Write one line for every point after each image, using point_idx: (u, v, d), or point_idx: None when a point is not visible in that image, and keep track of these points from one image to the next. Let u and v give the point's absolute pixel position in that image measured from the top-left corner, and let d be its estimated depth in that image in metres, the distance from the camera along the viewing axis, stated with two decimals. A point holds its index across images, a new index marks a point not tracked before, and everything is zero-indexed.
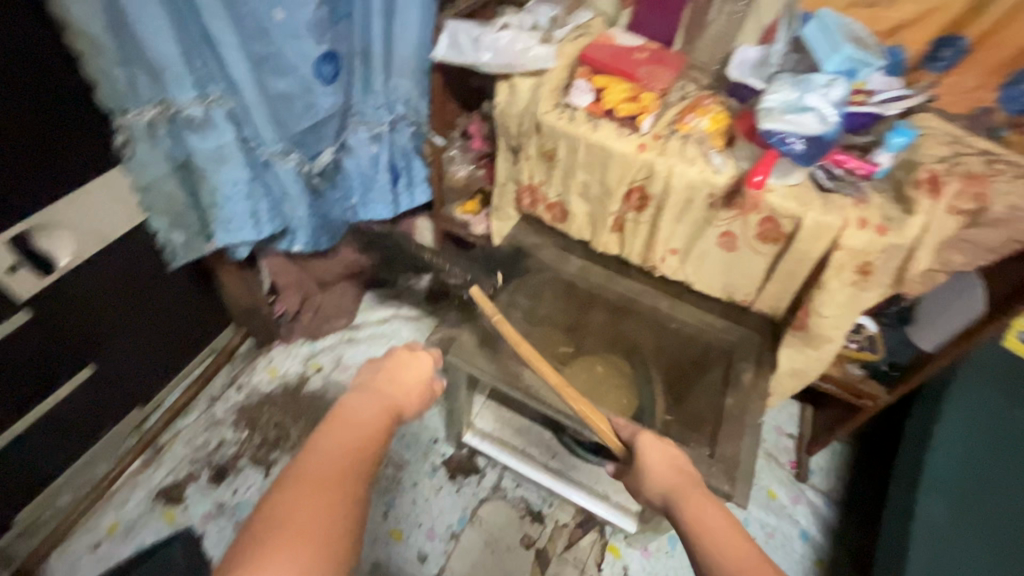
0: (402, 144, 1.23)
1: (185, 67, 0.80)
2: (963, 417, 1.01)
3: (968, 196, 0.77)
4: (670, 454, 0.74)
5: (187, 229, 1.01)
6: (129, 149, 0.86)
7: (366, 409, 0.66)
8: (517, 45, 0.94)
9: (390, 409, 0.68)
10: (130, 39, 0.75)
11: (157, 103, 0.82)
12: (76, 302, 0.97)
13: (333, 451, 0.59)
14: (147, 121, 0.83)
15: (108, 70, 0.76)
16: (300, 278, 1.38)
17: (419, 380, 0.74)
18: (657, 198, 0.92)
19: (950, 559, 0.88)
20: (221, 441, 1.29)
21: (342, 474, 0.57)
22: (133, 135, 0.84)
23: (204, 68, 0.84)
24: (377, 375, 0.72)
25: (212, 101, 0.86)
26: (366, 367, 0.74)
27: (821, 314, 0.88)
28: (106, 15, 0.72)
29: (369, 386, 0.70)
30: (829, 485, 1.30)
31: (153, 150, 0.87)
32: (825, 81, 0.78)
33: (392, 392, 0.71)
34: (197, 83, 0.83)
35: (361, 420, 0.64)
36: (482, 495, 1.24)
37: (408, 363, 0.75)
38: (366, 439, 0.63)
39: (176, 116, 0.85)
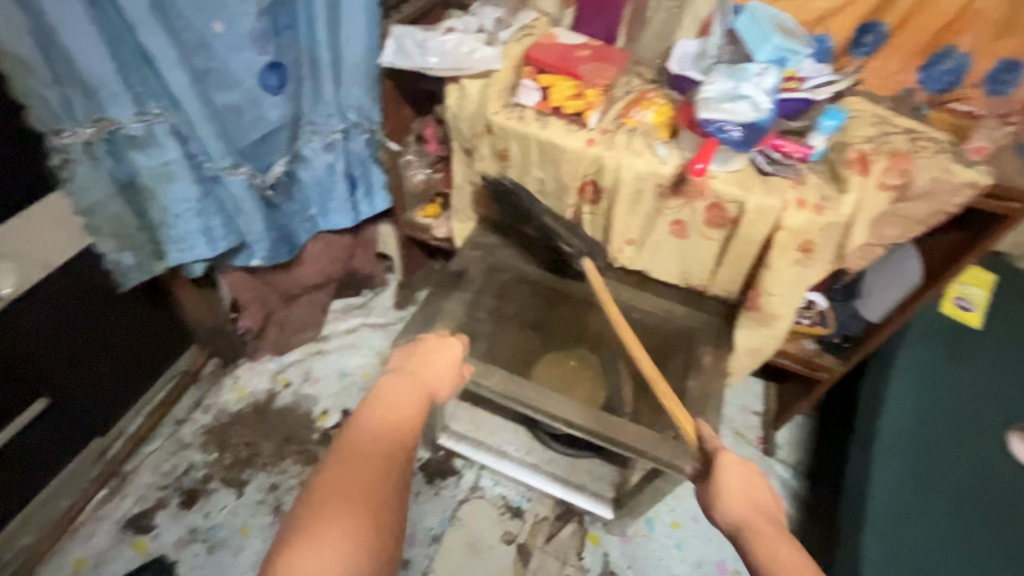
0: (359, 153, 1.23)
1: (122, 84, 0.79)
2: (910, 379, 1.07)
3: (895, 171, 0.82)
4: (747, 484, 0.71)
5: (139, 251, 0.96)
6: (68, 170, 0.82)
7: (405, 390, 0.72)
8: (463, 47, 0.95)
9: (427, 390, 0.74)
10: (60, 56, 0.73)
11: (95, 122, 0.80)
12: (29, 334, 0.94)
13: (378, 427, 0.65)
14: (84, 141, 0.80)
15: (38, 90, 0.73)
16: (263, 293, 1.35)
17: (450, 365, 0.80)
18: (609, 191, 0.94)
19: (899, 514, 0.94)
20: (190, 465, 1.26)
21: (389, 448, 0.64)
22: (70, 156, 0.81)
23: (144, 85, 0.82)
24: (410, 361, 0.78)
25: (153, 118, 0.84)
26: (400, 353, 0.80)
27: (771, 293, 0.92)
28: (34, 34, 0.70)
29: (405, 370, 0.75)
30: (795, 458, 1.36)
31: (95, 171, 0.84)
32: (757, 70, 0.81)
33: (427, 375, 0.77)
34: (136, 100, 0.82)
35: (402, 400, 0.70)
36: (461, 497, 1.25)
37: (438, 349, 0.81)
38: (406, 419, 0.68)
39: (117, 135, 0.83)
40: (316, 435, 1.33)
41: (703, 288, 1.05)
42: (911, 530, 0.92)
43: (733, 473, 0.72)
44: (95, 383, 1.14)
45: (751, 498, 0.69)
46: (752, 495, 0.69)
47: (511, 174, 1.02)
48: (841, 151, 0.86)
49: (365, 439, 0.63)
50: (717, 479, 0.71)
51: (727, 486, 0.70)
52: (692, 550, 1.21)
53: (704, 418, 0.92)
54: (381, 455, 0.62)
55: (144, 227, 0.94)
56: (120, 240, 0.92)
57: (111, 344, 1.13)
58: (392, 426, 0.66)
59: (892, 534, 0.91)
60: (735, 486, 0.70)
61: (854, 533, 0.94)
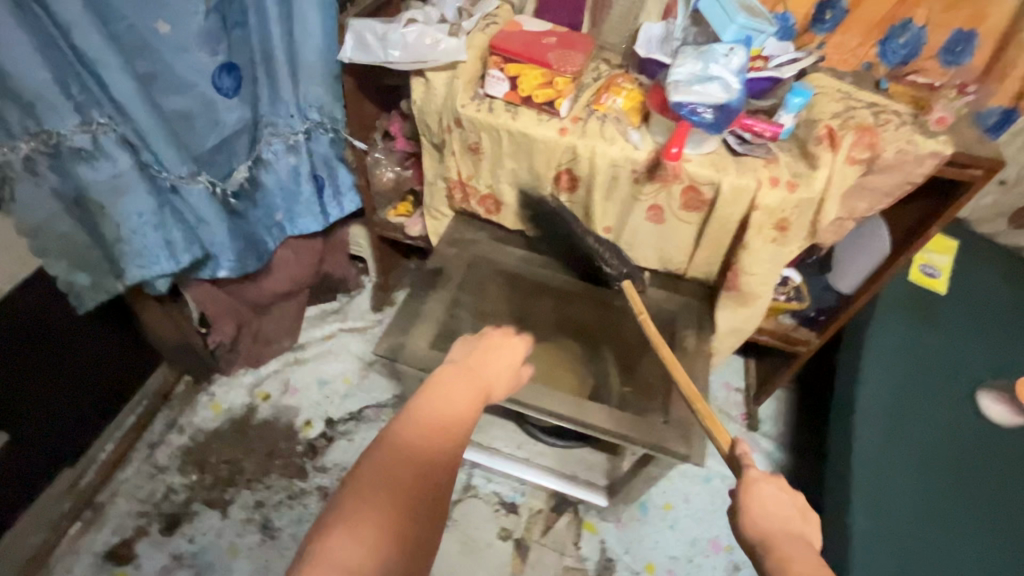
0: (323, 153, 1.18)
1: (60, 93, 0.72)
2: (884, 350, 1.09)
3: (863, 145, 0.83)
4: (788, 508, 0.61)
5: (92, 270, 0.87)
6: (9, 189, 0.75)
7: (462, 387, 0.68)
8: (426, 39, 0.92)
9: (482, 392, 0.69)
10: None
11: (33, 136, 0.73)
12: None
13: (432, 423, 0.62)
14: (24, 156, 0.74)
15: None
16: (233, 306, 1.29)
17: (509, 365, 0.74)
18: (585, 179, 0.94)
19: (883, 483, 0.96)
20: (169, 488, 1.21)
21: (435, 449, 0.60)
22: (10, 174, 0.74)
23: (85, 92, 0.75)
24: (471, 355, 0.73)
25: (98, 128, 0.78)
26: (460, 344, 0.75)
27: (750, 272, 0.93)
28: None
29: (463, 365, 0.71)
30: (778, 431, 1.39)
31: (37, 189, 0.77)
32: (724, 51, 0.82)
33: (485, 374, 0.71)
34: (78, 109, 0.75)
35: (458, 397, 0.66)
36: (454, 497, 1.23)
37: (501, 347, 0.74)
38: (459, 418, 0.64)
39: (59, 147, 0.76)
40: (301, 447, 1.29)
41: (682, 271, 1.06)
42: (894, 498, 0.95)
43: (773, 492, 0.62)
44: (57, 412, 1.08)
45: (791, 525, 0.59)
46: (793, 520, 0.60)
47: (484, 167, 1.00)
48: (809, 127, 0.87)
49: (415, 434, 0.60)
50: (756, 497, 0.61)
51: (764, 505, 0.61)
52: (685, 529, 1.23)
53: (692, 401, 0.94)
54: (432, 456, 0.59)
55: (96, 245, 0.87)
56: (69, 259, 0.84)
57: (75, 371, 1.08)
58: (445, 423, 0.63)
59: (877, 502, 0.94)
60: (772, 505, 0.61)
61: (840, 503, 0.96)
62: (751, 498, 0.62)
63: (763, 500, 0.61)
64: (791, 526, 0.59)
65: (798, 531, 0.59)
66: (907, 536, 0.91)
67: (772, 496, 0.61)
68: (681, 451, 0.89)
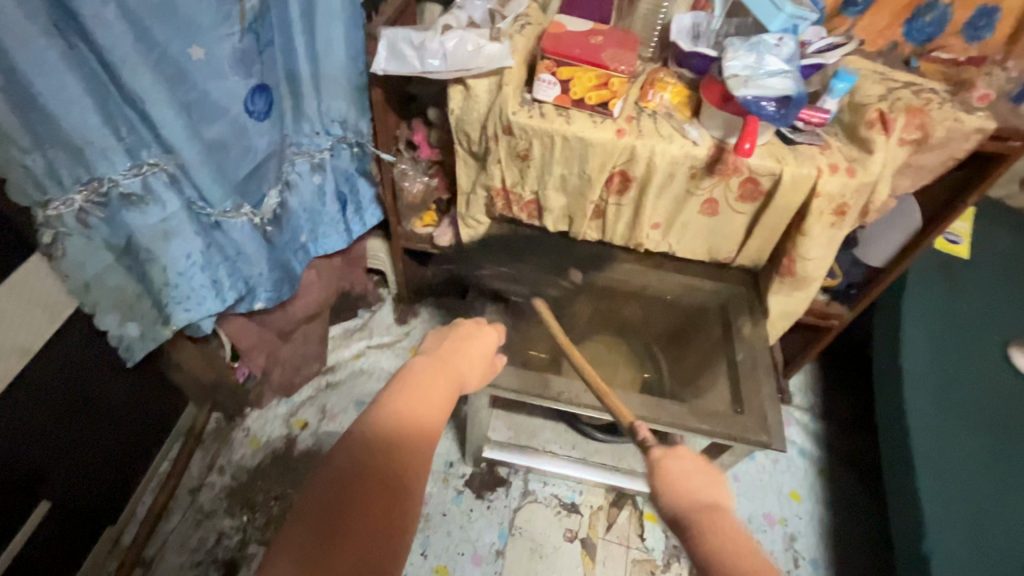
0: (344, 168, 1.13)
1: (111, 137, 0.70)
2: (918, 317, 1.19)
3: (913, 127, 0.86)
4: (694, 477, 0.63)
5: (142, 320, 0.88)
6: (60, 247, 0.74)
7: (434, 374, 0.69)
8: (468, 46, 0.86)
9: (457, 379, 0.72)
10: (40, 119, 0.63)
11: (85, 185, 0.71)
12: (4, 432, 0.78)
13: (406, 414, 0.63)
14: (76, 209, 0.72)
15: (17, 158, 0.64)
16: (262, 336, 1.19)
17: (483, 355, 0.78)
18: (640, 179, 0.94)
19: (936, 442, 1.07)
20: (220, 534, 1.16)
21: (411, 432, 0.61)
22: (62, 229, 0.73)
23: (133, 134, 0.73)
24: (443, 344, 0.75)
25: (148, 169, 0.76)
26: (432, 336, 0.77)
27: (807, 257, 0.95)
28: (7, 95, 0.60)
29: (435, 354, 0.73)
30: (810, 402, 1.42)
31: (90, 241, 0.76)
32: (774, 41, 0.82)
33: (460, 362, 0.74)
34: (128, 152, 0.73)
35: (430, 382, 0.68)
36: (514, 505, 1.23)
37: (474, 336, 0.78)
38: (433, 402, 0.66)
39: (110, 195, 0.74)
40: None
41: (728, 260, 1.07)
42: (948, 457, 1.06)
43: (683, 465, 0.64)
44: (99, 468, 1.01)
45: (706, 492, 0.61)
46: (703, 488, 0.62)
47: (532, 173, 0.98)
48: (856, 111, 0.89)
49: (384, 424, 0.61)
50: (669, 477, 0.63)
51: (670, 482, 0.63)
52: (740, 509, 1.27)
53: (760, 389, 0.96)
54: (404, 441, 0.60)
55: (145, 294, 0.86)
56: (121, 311, 0.86)
57: (107, 425, 1.00)
58: (419, 412, 0.64)
59: (934, 464, 1.05)
60: (679, 477, 0.63)
61: (905, 469, 1.06)
62: (662, 477, 0.63)
63: (668, 474, 0.63)
64: (696, 494, 0.61)
65: (711, 504, 0.61)
66: (965, 490, 1.02)
67: (682, 470, 0.63)
68: (761, 440, 0.90)
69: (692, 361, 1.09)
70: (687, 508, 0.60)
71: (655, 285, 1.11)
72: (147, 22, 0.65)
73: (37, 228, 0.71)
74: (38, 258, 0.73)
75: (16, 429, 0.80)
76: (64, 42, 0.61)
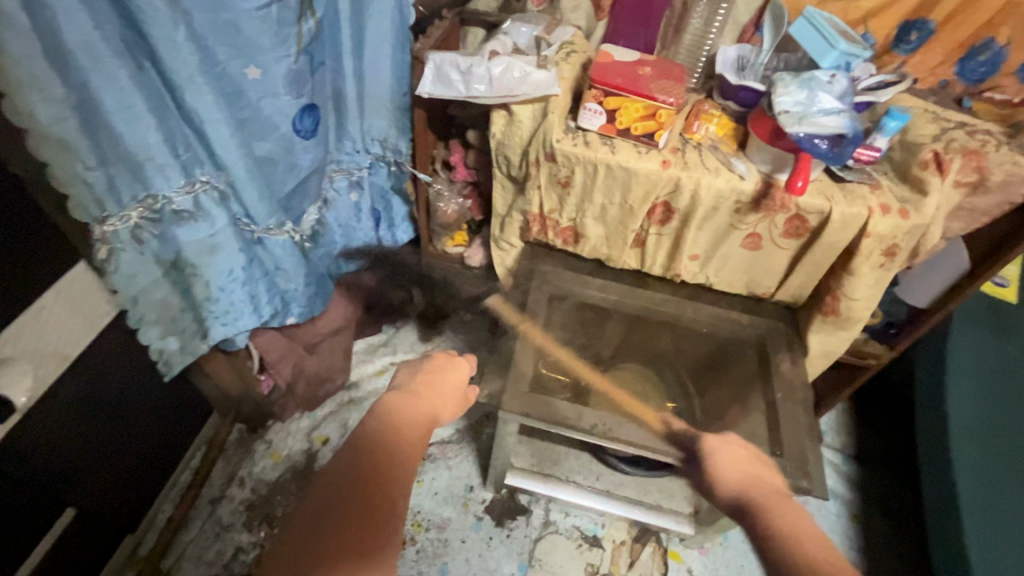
0: (381, 186, 1.13)
1: (168, 154, 0.72)
2: (961, 357, 1.17)
3: (969, 170, 0.84)
4: (745, 470, 0.72)
5: (182, 334, 0.89)
6: (113, 261, 0.75)
7: (406, 409, 0.70)
8: (514, 72, 0.86)
9: (429, 413, 0.72)
10: (105, 135, 0.65)
11: (142, 201, 0.73)
12: (38, 436, 0.78)
13: (383, 441, 0.64)
14: (132, 225, 0.73)
15: (81, 174, 0.65)
16: (292, 348, 1.19)
17: (457, 388, 0.78)
18: (683, 211, 0.93)
19: (978, 488, 1.05)
20: (238, 548, 1.15)
21: (388, 457, 0.63)
22: (117, 245, 0.73)
23: (189, 151, 0.74)
24: (413, 380, 0.76)
25: (201, 186, 0.77)
26: (404, 370, 0.78)
27: (852, 297, 0.92)
28: (78, 112, 0.62)
29: (408, 388, 0.74)
30: (842, 441, 1.38)
31: (141, 256, 0.77)
32: (826, 77, 0.82)
33: (436, 397, 0.75)
34: (183, 170, 0.74)
35: (399, 422, 0.68)
36: (535, 535, 1.20)
37: (446, 369, 0.79)
38: (406, 439, 0.66)
39: (163, 211, 0.75)
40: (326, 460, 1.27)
41: (766, 295, 1.05)
42: (990, 508, 1.03)
43: (727, 455, 0.75)
44: (122, 476, 1.00)
45: (747, 472, 0.72)
46: (750, 470, 0.72)
47: (571, 201, 0.98)
48: (908, 150, 0.87)
49: (357, 450, 0.63)
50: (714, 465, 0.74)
51: (723, 472, 0.72)
52: None
53: (799, 430, 0.93)
54: (381, 465, 0.61)
55: (187, 307, 0.87)
56: (163, 325, 0.86)
57: (134, 434, 0.99)
58: (394, 447, 0.64)
59: (980, 515, 1.02)
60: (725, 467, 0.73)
61: (948, 517, 1.02)
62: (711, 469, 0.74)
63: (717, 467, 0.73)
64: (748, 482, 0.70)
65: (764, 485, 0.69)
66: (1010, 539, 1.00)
67: (728, 462, 0.73)
68: (802, 485, 0.86)
69: (718, 396, 1.08)
70: (749, 494, 0.67)
71: (689, 315, 1.08)
72: (209, 41, 0.67)
73: (93, 242, 0.71)
74: (82, 268, 0.75)
75: (50, 434, 0.80)
76: (133, 62, 0.64)
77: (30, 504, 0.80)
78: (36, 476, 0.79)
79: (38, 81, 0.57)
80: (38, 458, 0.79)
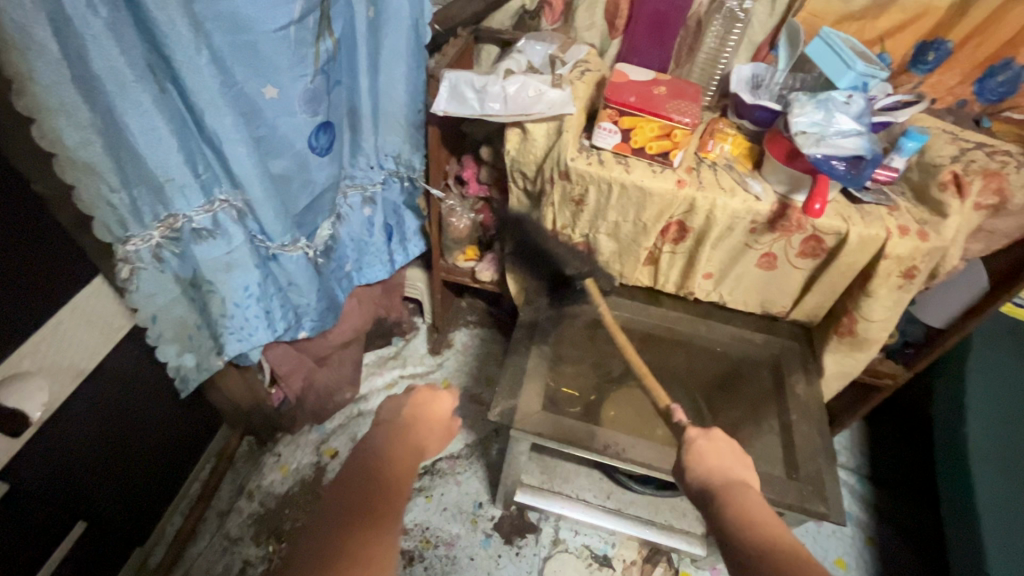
0: (394, 201, 1.13)
1: (188, 175, 0.72)
2: (982, 380, 1.14)
3: (989, 191, 0.83)
4: (728, 463, 0.68)
5: (199, 350, 0.90)
6: (134, 281, 0.76)
7: (393, 449, 0.68)
8: (528, 91, 0.87)
9: (413, 448, 0.70)
10: (128, 157, 0.66)
11: (162, 221, 0.74)
12: (51, 451, 0.78)
13: (373, 482, 0.64)
14: (153, 245, 0.74)
15: (106, 196, 0.67)
16: (301, 362, 1.19)
17: (440, 420, 0.75)
18: (698, 230, 0.92)
19: (1007, 519, 1.00)
20: (246, 562, 1.15)
21: (375, 500, 0.62)
22: (139, 265, 0.75)
23: (209, 171, 0.75)
24: (400, 413, 0.73)
25: (219, 205, 0.78)
26: (389, 404, 0.75)
27: (869, 319, 0.91)
28: (102, 136, 0.63)
29: (392, 423, 0.72)
30: (857, 462, 1.35)
31: (160, 275, 0.78)
32: (843, 98, 0.81)
33: (420, 429, 0.72)
34: (202, 189, 0.75)
35: (392, 456, 0.67)
36: (544, 553, 1.19)
37: (429, 402, 0.75)
38: (390, 478, 0.65)
39: (183, 230, 0.76)
40: (335, 472, 1.27)
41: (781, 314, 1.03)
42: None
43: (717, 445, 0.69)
44: (130, 493, 0.99)
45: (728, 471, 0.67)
46: (729, 465, 0.67)
47: (584, 218, 0.97)
48: (928, 171, 0.86)
49: (348, 492, 0.63)
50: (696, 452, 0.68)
51: (704, 458, 0.68)
52: None
53: (815, 453, 0.91)
54: (372, 510, 0.61)
55: (205, 325, 0.88)
56: (180, 343, 0.87)
57: (145, 447, 0.99)
58: (389, 485, 0.64)
59: (1010, 546, 0.97)
60: (710, 455, 0.68)
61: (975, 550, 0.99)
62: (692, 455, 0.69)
63: (701, 453, 0.68)
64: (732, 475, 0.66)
65: (738, 478, 0.66)
66: None
67: (716, 450, 0.69)
68: (819, 510, 0.85)
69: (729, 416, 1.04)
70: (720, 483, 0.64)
71: (703, 332, 1.07)
72: (228, 62, 0.68)
73: (116, 262, 0.73)
74: (100, 282, 0.75)
75: (62, 450, 0.80)
76: (156, 85, 0.64)
77: (40, 522, 0.79)
78: (46, 492, 0.79)
79: (66, 107, 0.58)
80: (50, 476, 0.79)
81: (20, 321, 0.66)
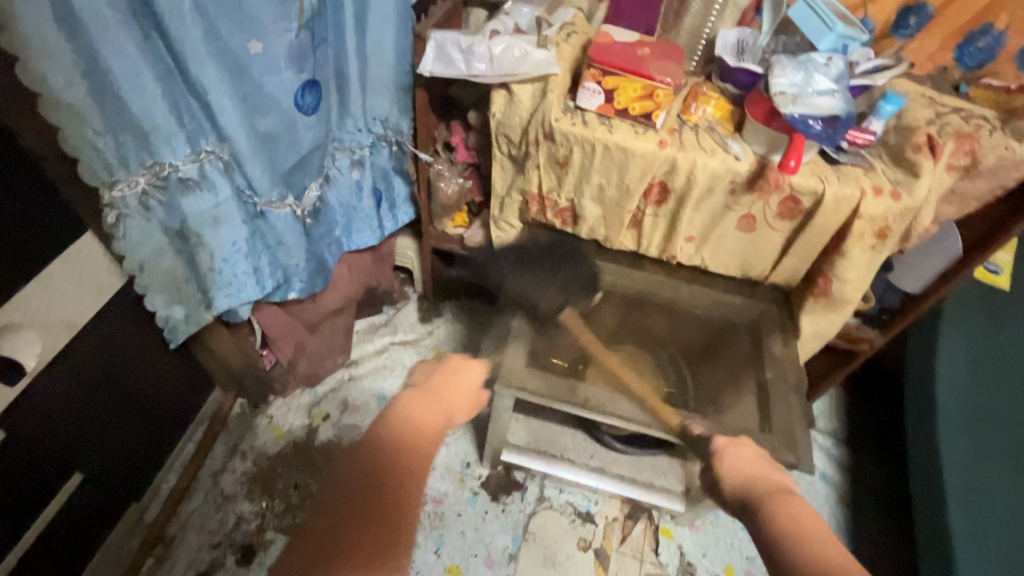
0: (383, 166, 1.14)
1: (173, 124, 0.73)
2: (951, 343, 1.18)
3: (961, 153, 0.86)
4: (754, 467, 0.72)
5: (187, 303, 0.91)
6: (120, 227, 0.77)
7: (417, 402, 0.71)
8: (514, 52, 0.87)
9: (446, 409, 0.73)
10: (113, 104, 0.67)
11: (147, 168, 0.74)
12: (48, 401, 0.81)
13: (402, 433, 0.66)
14: (139, 192, 0.76)
15: (91, 139, 0.68)
16: (292, 326, 1.22)
17: (470, 386, 0.80)
18: (679, 192, 0.94)
19: (966, 476, 1.07)
20: (240, 517, 1.18)
21: (397, 450, 0.64)
22: (124, 211, 0.76)
23: (194, 122, 0.76)
24: (430, 379, 0.77)
25: (205, 156, 0.79)
26: (421, 370, 0.80)
27: (844, 279, 0.93)
28: (87, 80, 0.64)
29: (423, 386, 0.75)
30: (833, 426, 1.39)
31: (147, 223, 0.80)
32: (823, 59, 0.82)
33: (450, 395, 0.76)
34: (188, 140, 0.76)
35: (420, 412, 0.70)
36: (530, 509, 1.23)
37: (460, 370, 0.80)
38: (418, 432, 0.67)
39: (169, 179, 0.77)
40: (327, 436, 1.30)
41: (762, 278, 1.06)
42: (975, 494, 1.06)
43: (746, 453, 0.75)
44: (125, 447, 1.02)
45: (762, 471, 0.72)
46: (766, 471, 0.72)
47: (569, 179, 0.98)
48: (903, 134, 0.88)
49: (376, 442, 0.65)
50: (734, 455, 0.75)
51: (735, 465, 0.73)
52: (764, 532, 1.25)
53: (788, 408, 0.95)
54: (396, 458, 0.63)
55: (193, 278, 0.90)
56: (169, 294, 0.89)
57: (135, 406, 1.01)
58: (416, 437, 0.67)
59: (965, 499, 1.04)
60: (743, 461, 0.74)
61: (935, 506, 1.04)
62: (724, 464, 0.74)
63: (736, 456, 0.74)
64: (764, 478, 0.70)
65: (774, 485, 0.68)
66: (988, 517, 1.04)
67: (745, 458, 0.74)
68: (789, 460, 0.87)
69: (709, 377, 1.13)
70: (762, 488, 0.67)
71: (685, 298, 1.12)
72: (212, 14, 0.69)
73: (102, 207, 0.74)
74: (89, 236, 0.77)
75: (58, 401, 0.82)
76: (141, 32, 0.65)
77: (38, 470, 0.82)
78: (43, 441, 0.81)
79: (49, 48, 0.59)
80: (43, 426, 0.81)
81: (14, 268, 0.67)
